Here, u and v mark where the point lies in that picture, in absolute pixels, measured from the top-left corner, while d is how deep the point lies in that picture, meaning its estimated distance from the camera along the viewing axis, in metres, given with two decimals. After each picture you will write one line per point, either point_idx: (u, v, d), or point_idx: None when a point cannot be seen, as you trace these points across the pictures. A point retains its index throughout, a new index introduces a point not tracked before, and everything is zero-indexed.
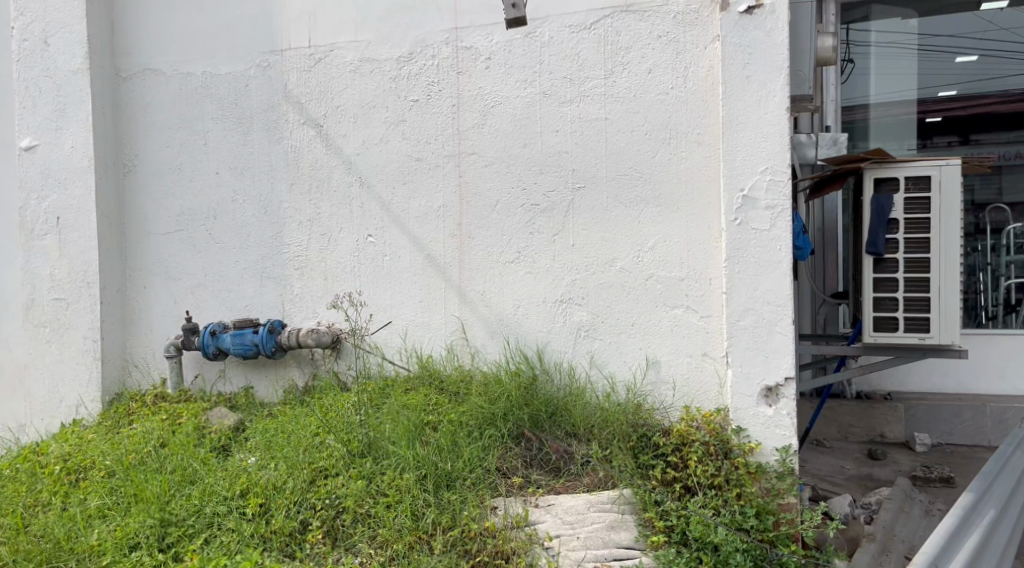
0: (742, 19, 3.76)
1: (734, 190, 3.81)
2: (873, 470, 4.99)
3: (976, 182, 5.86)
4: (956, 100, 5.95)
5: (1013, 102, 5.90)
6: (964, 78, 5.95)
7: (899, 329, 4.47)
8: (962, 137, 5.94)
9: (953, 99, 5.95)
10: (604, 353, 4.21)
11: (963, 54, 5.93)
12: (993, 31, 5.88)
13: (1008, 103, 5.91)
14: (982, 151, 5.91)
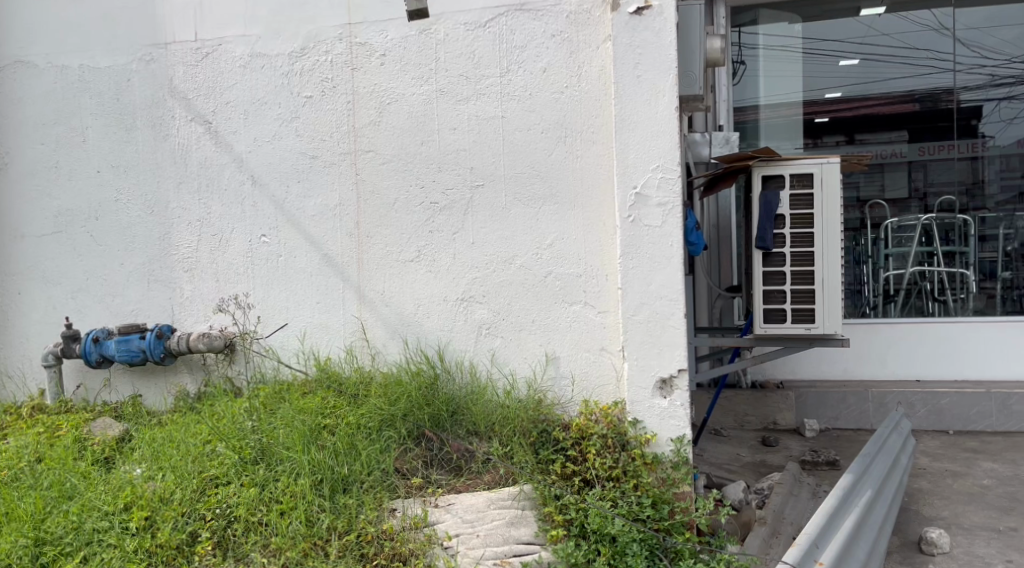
0: (631, 20, 3.84)
1: (627, 187, 3.89)
2: (766, 457, 5.20)
3: (860, 179, 6.18)
4: (840, 101, 6.23)
5: (897, 104, 6.19)
6: (847, 80, 6.22)
7: (787, 320, 4.66)
8: (847, 136, 6.23)
9: (839, 100, 6.24)
10: (505, 350, 4.22)
11: (846, 57, 6.22)
12: (874, 35, 6.18)
13: (891, 104, 6.20)
14: (865, 150, 6.22)
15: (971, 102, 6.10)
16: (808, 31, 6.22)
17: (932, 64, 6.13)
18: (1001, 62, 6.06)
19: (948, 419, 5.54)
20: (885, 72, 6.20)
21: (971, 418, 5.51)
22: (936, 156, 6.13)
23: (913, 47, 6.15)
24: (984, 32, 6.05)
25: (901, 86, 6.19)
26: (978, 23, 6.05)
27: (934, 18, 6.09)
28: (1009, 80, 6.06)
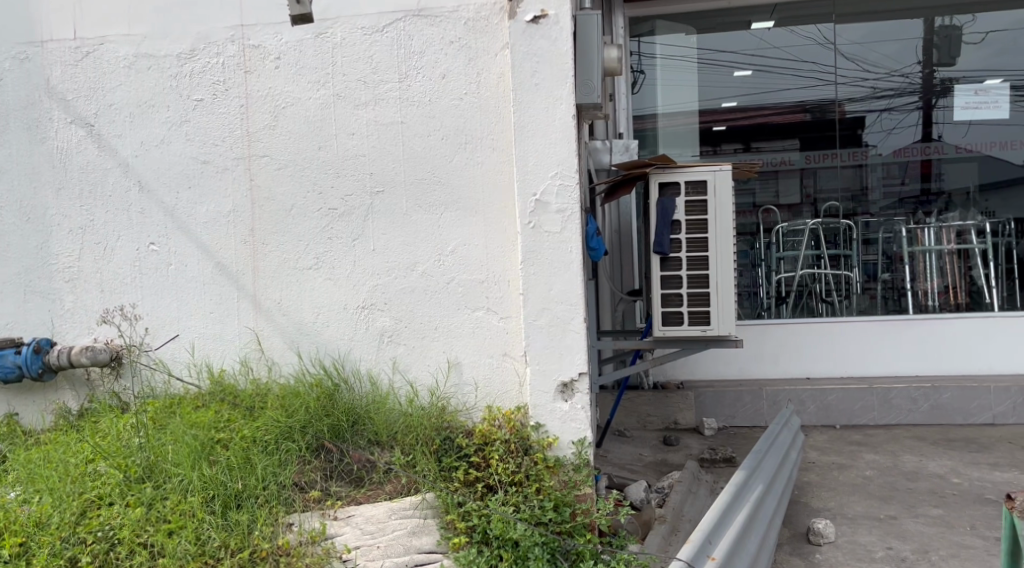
0: (528, 28, 3.87)
1: (527, 194, 3.91)
2: (667, 456, 5.33)
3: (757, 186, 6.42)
4: (735, 110, 6.48)
5: (788, 114, 6.45)
6: (743, 90, 6.47)
7: (684, 322, 4.80)
8: (744, 144, 6.44)
9: (733, 109, 6.47)
10: (407, 358, 4.16)
11: (740, 68, 6.47)
12: (766, 48, 6.43)
13: (782, 114, 6.45)
14: (758, 158, 6.44)
15: (856, 113, 6.39)
16: (704, 43, 6.48)
17: (819, 76, 6.42)
18: (881, 75, 6.38)
19: (835, 414, 5.80)
20: (777, 83, 6.46)
21: (856, 413, 5.77)
22: (821, 164, 6.42)
23: (802, 60, 6.42)
24: (866, 47, 6.36)
25: (792, 97, 6.46)
26: (862, 38, 6.36)
27: (821, 32, 6.37)
28: (889, 92, 6.39)
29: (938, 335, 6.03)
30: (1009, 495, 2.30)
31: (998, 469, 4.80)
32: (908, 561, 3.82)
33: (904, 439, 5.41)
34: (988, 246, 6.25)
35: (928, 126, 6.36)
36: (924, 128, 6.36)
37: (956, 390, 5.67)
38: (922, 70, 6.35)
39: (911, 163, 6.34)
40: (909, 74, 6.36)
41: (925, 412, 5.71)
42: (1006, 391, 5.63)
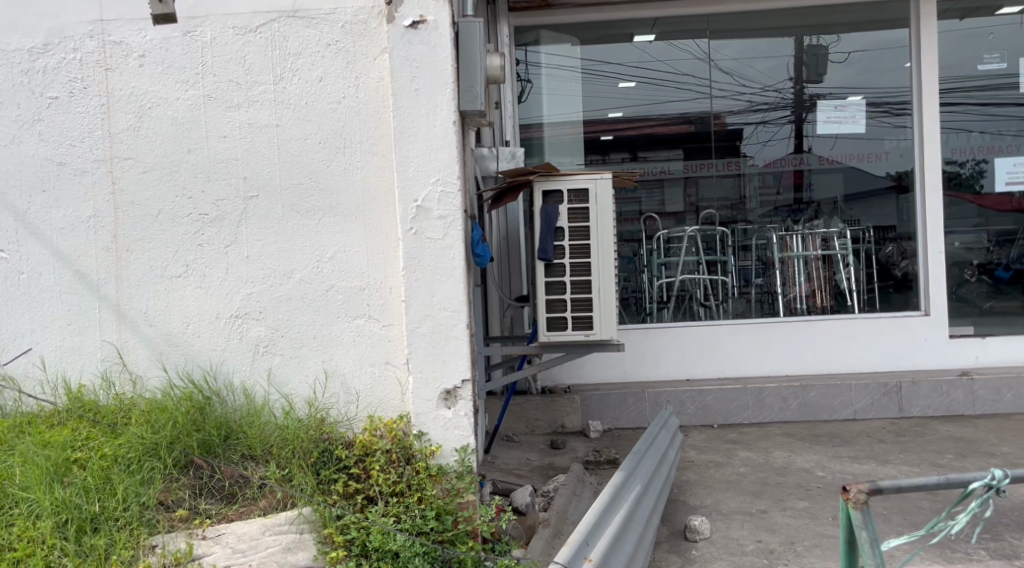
0: (407, 33, 3.83)
1: (408, 200, 3.87)
2: (554, 459, 5.38)
3: (642, 194, 6.59)
4: (620, 121, 6.63)
5: (670, 125, 6.64)
6: (627, 102, 6.63)
7: (568, 327, 4.88)
8: (631, 153, 6.61)
9: (618, 120, 6.63)
10: (283, 369, 4.03)
11: (624, 80, 6.63)
12: (648, 61, 6.62)
13: (664, 125, 6.64)
14: (643, 167, 6.60)
15: (735, 125, 6.63)
16: (590, 54, 6.63)
17: (697, 89, 6.63)
18: (756, 90, 6.63)
19: (713, 414, 6.00)
20: (658, 95, 6.64)
21: (732, 412, 6.00)
22: (699, 174, 6.63)
23: (682, 73, 6.63)
24: (742, 63, 6.61)
25: (673, 108, 6.64)
26: (739, 54, 6.60)
27: (701, 48, 6.60)
28: (764, 107, 6.62)
29: (805, 337, 6.34)
30: (845, 487, 2.32)
31: (858, 461, 5.08)
32: (776, 553, 3.98)
33: (775, 436, 5.66)
34: (849, 252, 6.54)
35: (799, 138, 6.59)
36: (796, 140, 6.60)
37: (822, 388, 5.97)
38: (793, 87, 6.59)
39: (785, 173, 6.59)
40: (782, 89, 6.61)
41: (794, 409, 5.98)
42: (866, 388, 5.96)
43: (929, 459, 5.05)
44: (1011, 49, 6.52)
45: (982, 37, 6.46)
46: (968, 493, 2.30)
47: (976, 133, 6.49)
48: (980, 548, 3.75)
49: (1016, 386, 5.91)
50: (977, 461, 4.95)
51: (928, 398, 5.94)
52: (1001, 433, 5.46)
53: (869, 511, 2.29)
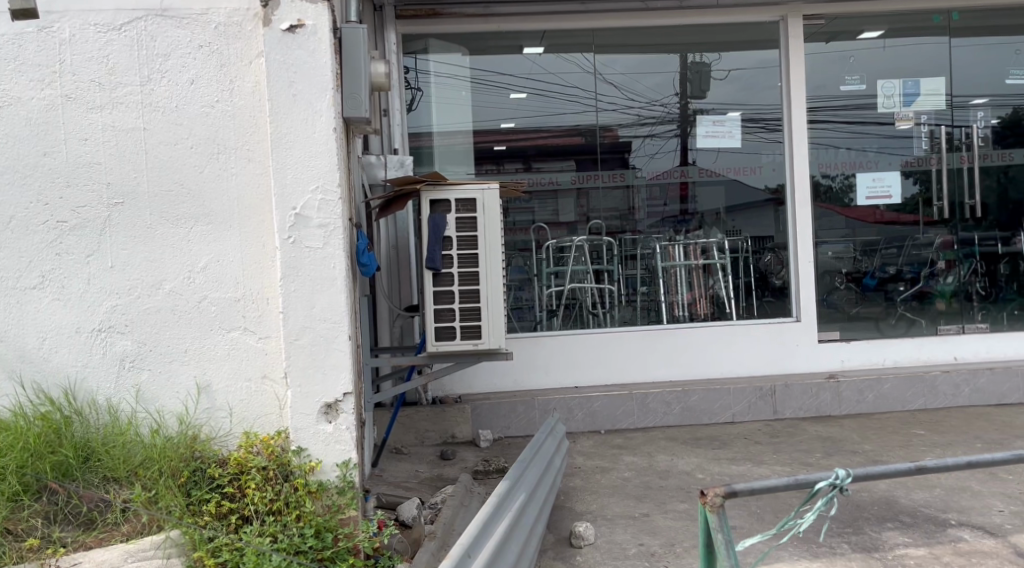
0: (284, 37, 3.74)
1: (286, 208, 3.76)
2: (443, 471, 5.33)
3: (535, 204, 6.66)
4: (513, 131, 6.67)
5: (562, 136, 6.72)
6: (519, 113, 6.68)
7: (457, 337, 4.90)
8: (524, 163, 6.66)
9: (510, 130, 6.67)
10: (151, 385, 3.83)
11: (515, 91, 6.68)
12: (537, 73, 6.68)
13: (555, 137, 6.71)
14: (537, 177, 6.66)
15: (625, 138, 6.77)
16: (479, 64, 6.65)
17: (586, 102, 6.74)
18: (645, 104, 6.78)
19: (600, 420, 6.11)
20: (549, 106, 6.72)
21: (619, 418, 6.12)
22: (587, 185, 6.73)
23: (571, 85, 6.72)
24: (631, 77, 6.76)
25: (563, 121, 6.74)
26: (628, 69, 6.75)
27: (590, 62, 6.71)
28: (651, 121, 6.78)
29: (687, 343, 6.55)
30: (702, 490, 2.39)
31: (735, 463, 5.26)
32: (657, 555, 4.06)
33: (659, 441, 5.80)
34: (728, 261, 6.77)
35: (683, 152, 6.78)
36: (681, 153, 6.78)
37: (703, 392, 6.17)
38: (679, 102, 6.78)
39: (671, 186, 6.77)
40: (668, 104, 6.78)
41: (677, 414, 6.15)
42: (743, 391, 6.20)
43: (800, 458, 5.28)
44: (870, 72, 6.84)
45: (846, 59, 6.79)
46: (816, 492, 2.42)
47: (842, 149, 6.81)
48: (842, 542, 3.94)
49: (877, 387, 6.26)
50: (842, 459, 5.22)
51: (799, 400, 6.22)
52: (863, 432, 5.77)
53: (724, 514, 2.37)
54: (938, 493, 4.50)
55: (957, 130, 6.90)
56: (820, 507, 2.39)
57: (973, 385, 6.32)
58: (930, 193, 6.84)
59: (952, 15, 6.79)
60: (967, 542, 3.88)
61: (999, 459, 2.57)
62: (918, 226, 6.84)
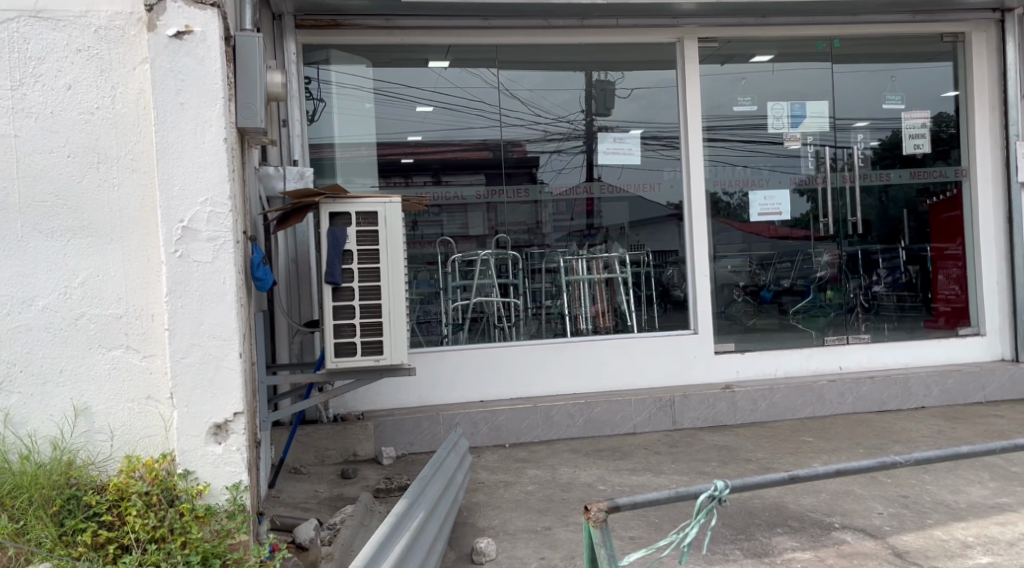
0: (171, 44, 3.62)
1: (172, 220, 3.63)
2: (343, 490, 5.21)
3: (444, 218, 6.62)
4: (420, 144, 6.61)
5: (470, 150, 6.71)
6: (427, 127, 6.64)
7: (357, 353, 4.81)
8: (433, 177, 6.60)
9: (418, 143, 6.61)
10: (22, 408, 3.61)
11: (422, 104, 6.64)
12: (444, 87, 6.67)
13: (464, 151, 6.69)
14: (448, 191, 6.64)
15: (533, 153, 6.82)
16: (384, 76, 6.58)
17: (493, 117, 6.76)
18: (551, 120, 6.85)
19: (505, 433, 6.11)
20: (457, 121, 6.70)
21: (523, 431, 6.13)
22: (495, 200, 6.74)
23: (478, 100, 6.73)
24: (539, 94, 6.82)
25: (472, 135, 6.73)
26: (535, 85, 6.81)
27: (496, 77, 6.74)
28: (558, 137, 6.86)
29: (589, 356, 6.63)
30: (586, 505, 2.41)
31: (635, 473, 5.34)
32: None
33: (562, 453, 5.83)
34: (629, 275, 6.90)
35: (590, 168, 6.87)
36: (587, 169, 6.87)
37: (605, 404, 6.24)
38: (584, 119, 6.88)
39: (576, 201, 6.84)
40: (573, 120, 6.87)
41: (580, 426, 6.20)
42: (644, 402, 6.31)
43: (697, 467, 5.40)
44: (760, 94, 7.11)
45: (738, 81, 7.04)
46: (696, 504, 2.46)
47: (738, 167, 7.03)
48: (735, 548, 4.04)
49: (769, 396, 6.47)
50: (736, 467, 5.36)
51: (697, 410, 6.37)
52: (756, 440, 5.95)
53: (607, 528, 2.40)
54: (824, 498, 4.67)
55: (840, 150, 7.21)
56: (702, 519, 2.42)
57: (857, 394, 6.60)
58: (818, 210, 7.14)
59: (834, 42, 7.12)
60: (850, 545, 4.04)
61: (868, 466, 2.65)
62: (809, 241, 7.12)
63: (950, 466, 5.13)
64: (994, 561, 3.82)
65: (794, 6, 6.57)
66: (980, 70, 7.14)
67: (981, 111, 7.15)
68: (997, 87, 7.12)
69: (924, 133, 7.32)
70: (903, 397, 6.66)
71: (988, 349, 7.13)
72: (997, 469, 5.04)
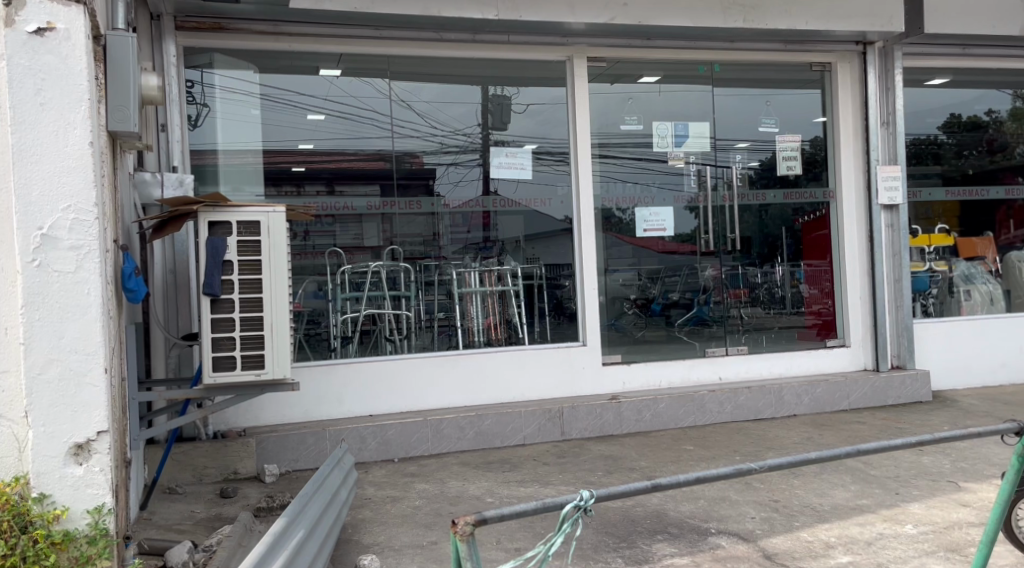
0: (30, 40, 3.42)
1: (30, 228, 3.42)
2: (221, 510, 5.01)
3: (337, 228, 6.48)
4: (312, 153, 6.47)
5: (365, 161, 6.61)
6: (319, 136, 6.50)
7: (236, 368, 4.65)
8: (327, 186, 6.46)
9: (310, 152, 6.46)
10: None
11: (314, 112, 6.50)
12: (336, 95, 6.55)
13: (359, 161, 6.59)
14: (343, 202, 6.49)
15: (430, 165, 6.78)
16: (272, 83, 6.41)
17: (387, 128, 6.68)
18: (447, 133, 6.83)
19: (393, 448, 6.02)
20: (350, 130, 6.59)
21: (412, 445, 6.06)
22: (396, 209, 6.66)
23: (372, 109, 6.64)
24: (436, 106, 6.80)
25: (367, 145, 6.63)
26: (432, 98, 6.79)
27: (389, 88, 6.67)
28: (454, 150, 6.84)
29: (479, 369, 6.63)
30: (453, 519, 2.38)
31: (523, 484, 5.36)
32: None
33: (451, 466, 5.80)
34: (521, 288, 6.95)
35: (486, 182, 6.88)
36: (483, 183, 6.87)
37: (495, 416, 6.25)
38: (481, 132, 6.89)
39: (473, 214, 6.84)
40: (470, 134, 6.87)
41: (470, 438, 6.18)
42: (534, 414, 6.35)
43: (583, 477, 5.47)
44: (647, 113, 7.29)
45: (626, 100, 7.21)
46: (563, 514, 2.47)
47: (628, 183, 7.21)
48: (616, 556, 4.10)
49: (653, 406, 6.64)
50: (621, 476, 5.47)
51: (584, 421, 6.46)
52: (640, 449, 6.08)
53: (474, 542, 2.37)
54: (703, 503, 4.81)
55: (720, 170, 7.48)
56: (568, 529, 2.43)
57: (735, 403, 6.85)
58: (702, 226, 7.39)
59: (715, 67, 7.42)
60: (725, 549, 4.17)
61: (726, 474, 2.66)
62: (695, 256, 7.36)
63: (819, 470, 5.38)
64: (854, 560, 4.02)
65: (677, 31, 6.81)
66: (846, 98, 7.60)
67: (846, 136, 7.60)
68: (859, 114, 7.58)
69: (796, 156, 7.65)
70: (777, 406, 6.95)
71: (852, 359, 7.55)
72: (858, 472, 5.33)
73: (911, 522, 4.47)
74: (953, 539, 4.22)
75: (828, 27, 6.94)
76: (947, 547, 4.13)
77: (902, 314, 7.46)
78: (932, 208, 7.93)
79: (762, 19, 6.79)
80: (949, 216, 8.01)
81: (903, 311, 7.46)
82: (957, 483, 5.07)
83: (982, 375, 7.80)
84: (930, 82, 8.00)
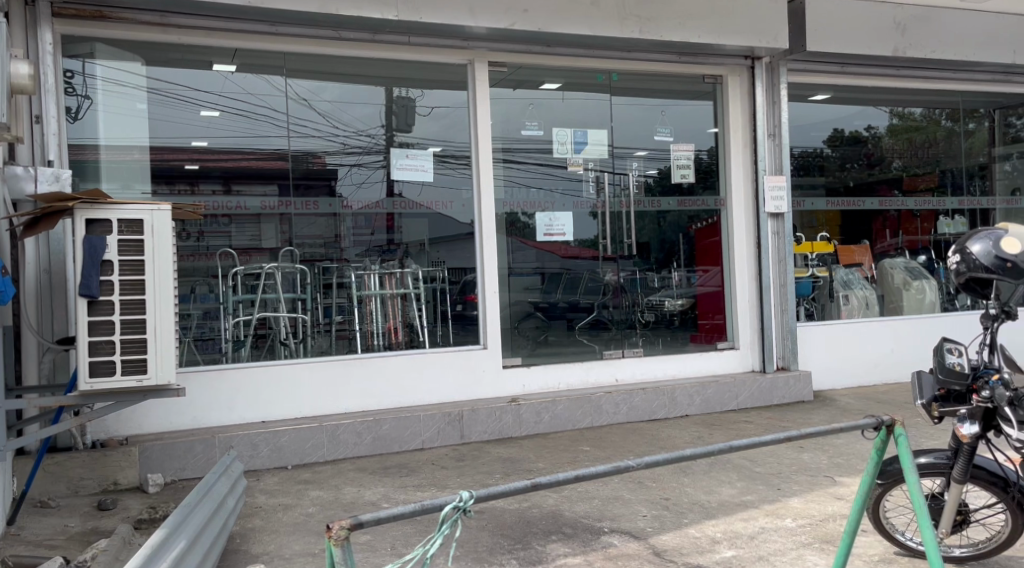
0: None
1: None
2: (98, 523, 4.76)
3: (232, 229, 6.27)
4: (205, 151, 6.24)
5: (263, 160, 6.42)
6: (212, 133, 6.28)
7: (117, 373, 4.42)
8: (223, 185, 6.22)
9: (205, 150, 6.24)
10: None
11: (207, 109, 6.27)
12: (230, 91, 6.34)
13: (256, 160, 6.39)
14: (239, 202, 6.28)
15: (331, 166, 6.65)
16: (161, 76, 6.15)
17: (285, 127, 6.51)
18: (349, 134, 6.71)
19: (287, 455, 5.85)
20: (246, 127, 6.39)
21: (307, 451, 5.91)
22: (296, 209, 6.49)
23: (269, 107, 6.45)
24: (338, 107, 6.67)
25: (265, 144, 6.44)
26: (333, 97, 6.66)
27: (288, 86, 6.50)
28: (357, 150, 6.72)
29: (378, 373, 6.54)
30: (329, 524, 2.33)
31: (420, 489, 5.31)
32: None
33: (347, 472, 5.69)
34: (422, 291, 6.89)
35: (390, 183, 6.80)
36: (387, 186, 6.79)
37: (394, 421, 6.17)
38: (385, 134, 6.80)
39: (375, 216, 6.74)
40: (373, 135, 6.76)
41: (367, 444, 6.09)
42: (432, 418, 6.30)
43: (480, 480, 5.46)
44: (549, 119, 7.35)
45: (527, 106, 7.25)
46: (442, 516, 2.45)
47: (531, 188, 7.25)
48: (511, 558, 4.10)
49: (551, 409, 6.69)
50: (517, 477, 5.49)
51: (484, 424, 6.46)
52: (538, 451, 6.12)
53: (349, 547, 2.33)
54: (596, 503, 4.86)
55: (617, 176, 7.61)
56: (446, 531, 2.41)
57: (630, 404, 6.98)
58: (602, 231, 7.50)
59: (612, 76, 7.56)
60: (616, 547, 4.23)
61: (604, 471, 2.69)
62: (597, 261, 7.47)
63: (708, 468, 5.54)
64: (737, 554, 4.14)
65: (576, 39, 6.90)
66: (736, 110, 7.88)
67: (737, 146, 7.87)
68: (748, 126, 7.87)
69: (689, 165, 7.85)
70: (670, 406, 7.13)
71: (741, 361, 7.81)
72: (745, 469, 5.50)
73: (791, 516, 4.65)
74: (829, 531, 4.41)
75: (717, 41, 7.17)
76: (822, 538, 4.31)
77: (787, 318, 7.76)
78: (815, 217, 8.34)
79: (656, 30, 6.96)
80: (831, 225, 8.40)
81: (787, 314, 7.76)
82: (833, 478, 5.30)
83: (860, 375, 8.22)
84: (813, 97, 8.39)
